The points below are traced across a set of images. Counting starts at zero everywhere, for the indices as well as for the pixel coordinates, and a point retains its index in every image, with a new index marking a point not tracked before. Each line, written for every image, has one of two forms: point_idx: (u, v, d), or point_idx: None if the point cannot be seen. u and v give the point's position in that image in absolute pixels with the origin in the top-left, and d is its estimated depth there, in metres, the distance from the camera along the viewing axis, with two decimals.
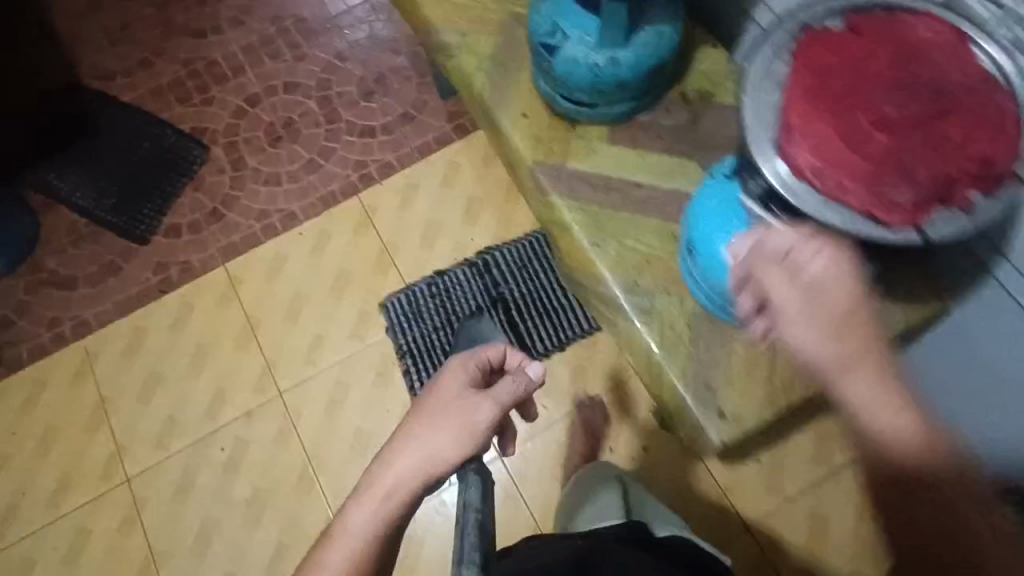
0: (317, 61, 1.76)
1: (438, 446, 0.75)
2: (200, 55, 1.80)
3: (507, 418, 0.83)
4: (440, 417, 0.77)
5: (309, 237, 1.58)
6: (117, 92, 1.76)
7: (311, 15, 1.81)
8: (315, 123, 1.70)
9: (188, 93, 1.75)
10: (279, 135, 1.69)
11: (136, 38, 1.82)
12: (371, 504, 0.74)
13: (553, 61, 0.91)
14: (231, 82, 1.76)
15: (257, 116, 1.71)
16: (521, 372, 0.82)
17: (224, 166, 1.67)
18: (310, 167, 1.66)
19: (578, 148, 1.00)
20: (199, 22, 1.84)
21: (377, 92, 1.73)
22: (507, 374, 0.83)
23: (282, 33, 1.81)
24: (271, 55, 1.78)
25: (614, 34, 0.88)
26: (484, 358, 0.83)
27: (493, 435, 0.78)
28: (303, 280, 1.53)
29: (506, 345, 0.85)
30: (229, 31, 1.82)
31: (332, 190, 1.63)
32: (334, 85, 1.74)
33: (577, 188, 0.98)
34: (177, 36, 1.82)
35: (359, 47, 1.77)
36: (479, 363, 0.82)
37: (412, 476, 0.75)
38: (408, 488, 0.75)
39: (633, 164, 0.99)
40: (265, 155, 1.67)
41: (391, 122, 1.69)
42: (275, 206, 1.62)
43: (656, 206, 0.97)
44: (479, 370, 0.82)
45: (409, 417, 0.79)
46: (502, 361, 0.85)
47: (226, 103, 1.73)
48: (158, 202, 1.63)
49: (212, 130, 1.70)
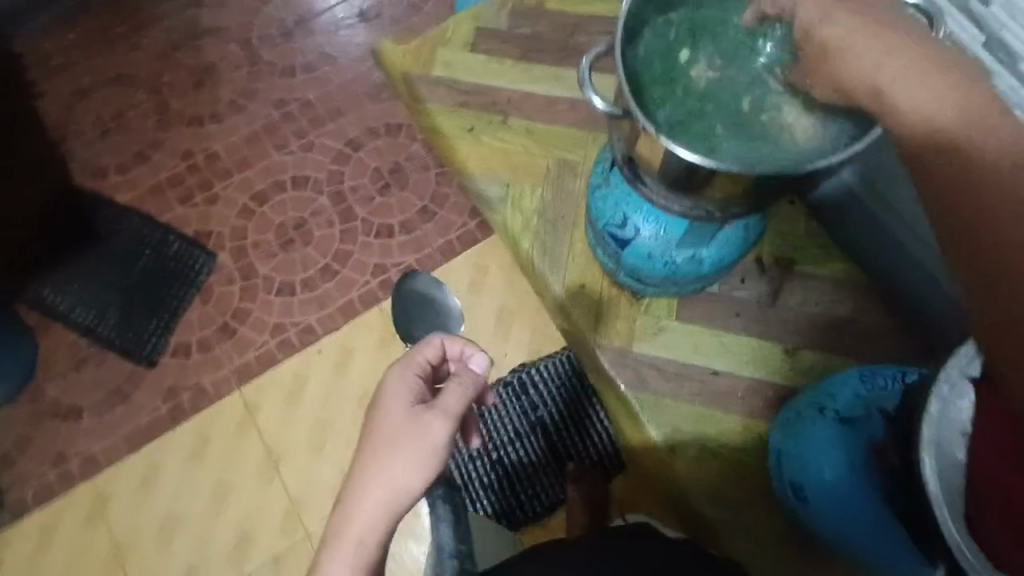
0: (327, 151, 1.64)
1: (399, 476, 0.71)
2: (200, 146, 1.66)
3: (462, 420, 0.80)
4: (393, 447, 0.72)
5: (330, 354, 1.47)
6: (112, 192, 1.63)
7: (318, 99, 1.68)
8: (329, 222, 1.58)
9: (190, 191, 1.63)
10: (291, 238, 1.57)
11: (127, 129, 1.68)
12: (342, 566, 0.68)
13: (624, 248, 1.04)
14: (235, 177, 1.63)
15: (266, 215, 1.59)
16: (465, 372, 0.80)
17: (233, 274, 1.55)
18: (326, 273, 1.54)
19: (646, 329, 1.17)
20: (195, 107, 1.69)
21: (393, 184, 1.60)
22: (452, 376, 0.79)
23: (287, 119, 1.67)
24: (277, 145, 1.65)
25: (697, 237, 0.98)
26: (422, 362, 0.80)
27: (451, 450, 0.75)
28: (328, 402, 1.44)
29: (442, 340, 0.83)
30: (228, 117, 1.68)
31: (351, 299, 1.52)
32: (346, 177, 1.61)
33: (648, 368, 1.16)
34: (172, 124, 1.68)
35: (371, 133, 1.64)
36: (418, 371, 0.80)
37: (375, 519, 0.70)
38: (376, 533, 0.70)
39: (693, 348, 1.16)
40: (277, 261, 1.56)
41: (410, 219, 1.57)
42: (290, 319, 1.51)
43: (723, 387, 1.15)
44: (420, 376, 0.79)
45: (360, 453, 0.74)
46: (442, 357, 0.83)
47: (231, 202, 1.61)
48: (165, 319, 1.52)
49: (219, 233, 1.59)
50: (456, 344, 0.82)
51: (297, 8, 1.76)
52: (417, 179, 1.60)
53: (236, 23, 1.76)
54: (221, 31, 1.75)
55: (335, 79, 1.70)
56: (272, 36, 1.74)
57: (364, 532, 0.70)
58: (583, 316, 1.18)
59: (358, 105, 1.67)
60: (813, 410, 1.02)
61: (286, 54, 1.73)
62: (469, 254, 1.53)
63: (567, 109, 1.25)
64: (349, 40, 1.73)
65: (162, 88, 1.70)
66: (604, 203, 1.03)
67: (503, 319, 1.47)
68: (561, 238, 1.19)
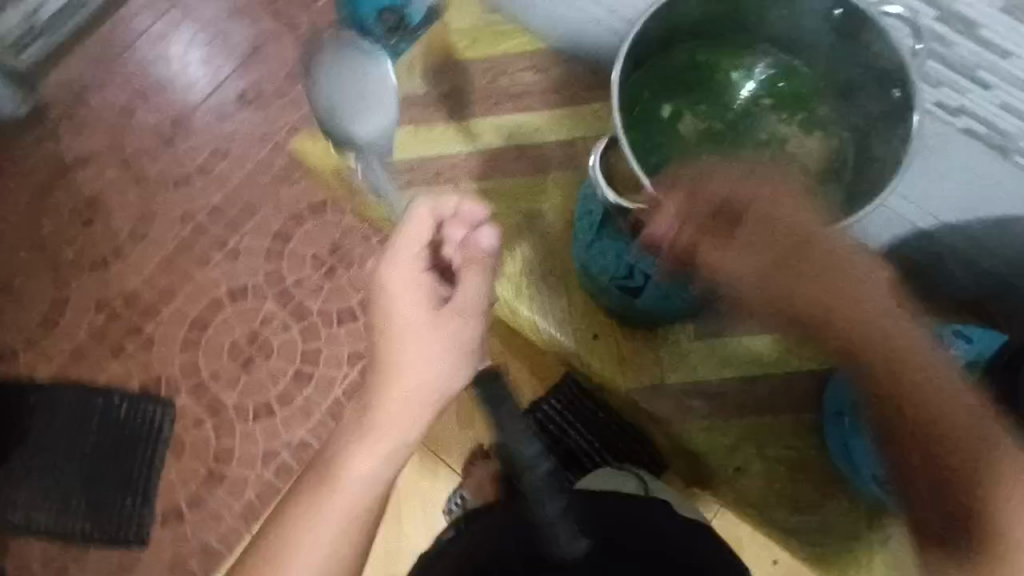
0: (255, 251, 1.47)
1: (431, 371, 0.71)
2: (111, 289, 1.47)
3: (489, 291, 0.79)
4: (420, 338, 0.71)
5: None
6: (31, 371, 1.44)
7: (225, 198, 1.50)
8: (284, 327, 1.45)
9: (118, 342, 1.45)
10: (249, 356, 1.44)
11: (22, 296, 1.47)
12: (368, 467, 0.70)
13: (640, 299, 0.83)
14: (164, 311, 1.46)
15: (214, 341, 1.44)
16: (471, 242, 0.74)
17: (201, 414, 1.42)
18: (300, 381, 1.42)
19: (670, 363, 0.87)
20: (90, 249, 1.49)
21: (339, 265, 1.46)
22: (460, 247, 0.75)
23: (199, 232, 1.49)
24: (198, 262, 1.48)
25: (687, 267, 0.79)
26: (425, 230, 0.74)
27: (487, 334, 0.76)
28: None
29: (433, 201, 0.74)
30: (132, 250, 1.49)
31: (336, 399, 1.40)
32: (287, 274, 1.46)
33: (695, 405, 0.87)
34: (71, 276, 1.48)
35: (297, 219, 1.48)
36: (420, 244, 0.73)
37: (402, 421, 0.71)
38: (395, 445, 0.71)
39: (721, 364, 0.87)
40: (243, 385, 1.43)
41: (369, 295, 1.44)
42: (279, 442, 1.39)
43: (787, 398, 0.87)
44: (423, 249, 0.74)
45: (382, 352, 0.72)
46: (444, 226, 0.76)
47: (170, 340, 1.45)
48: (142, 491, 1.38)
49: (168, 377, 1.43)
50: (451, 206, 0.74)
51: (168, 106, 1.55)
52: (362, 251, 1.46)
53: (104, 142, 1.53)
54: (89, 157, 1.53)
55: (238, 173, 1.51)
56: (151, 146, 1.53)
57: (369, 466, 0.70)
58: (603, 373, 0.88)
59: (272, 193, 1.49)
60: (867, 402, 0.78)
61: (173, 162, 1.52)
62: None
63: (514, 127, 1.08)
64: (237, 126, 1.53)
65: (46, 240, 1.50)
66: (603, 256, 0.84)
67: None
68: (554, 286, 0.91)
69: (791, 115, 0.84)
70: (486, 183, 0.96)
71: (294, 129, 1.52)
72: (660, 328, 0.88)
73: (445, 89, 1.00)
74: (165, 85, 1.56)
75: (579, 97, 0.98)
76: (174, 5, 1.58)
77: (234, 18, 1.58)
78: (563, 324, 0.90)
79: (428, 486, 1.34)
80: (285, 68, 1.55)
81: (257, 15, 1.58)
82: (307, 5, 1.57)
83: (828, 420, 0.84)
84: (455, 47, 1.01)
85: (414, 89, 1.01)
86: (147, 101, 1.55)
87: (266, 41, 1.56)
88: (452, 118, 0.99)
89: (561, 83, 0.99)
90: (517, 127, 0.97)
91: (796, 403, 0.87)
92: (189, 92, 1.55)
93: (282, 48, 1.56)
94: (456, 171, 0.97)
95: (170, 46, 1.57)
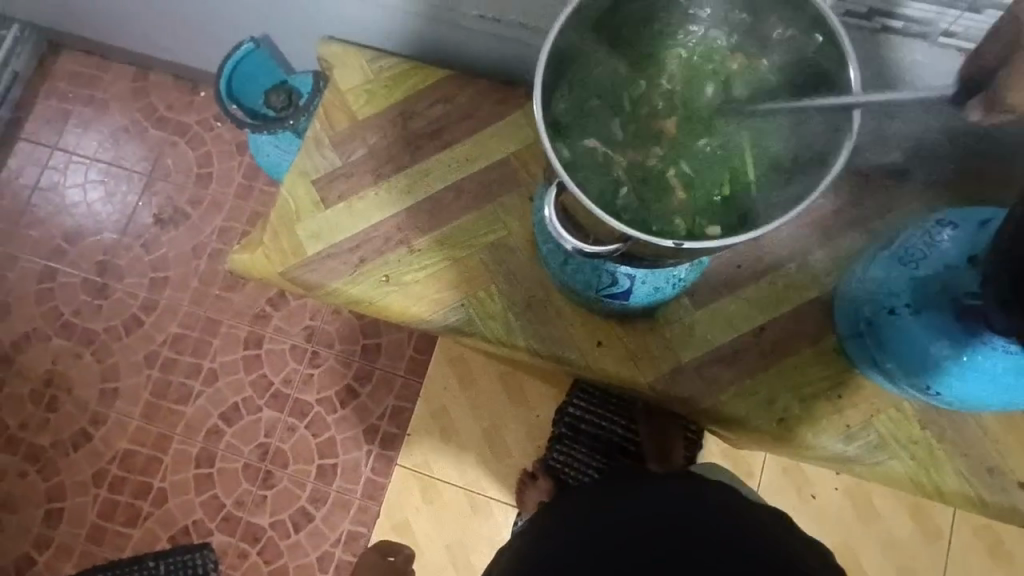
0: (233, 365, 1.41)
1: None
2: (103, 456, 1.39)
3: (400, 564, 1.30)
4: None
5: (393, 540, 1.32)
6: (55, 571, 1.34)
7: (183, 323, 1.42)
8: (289, 429, 1.39)
9: (132, 506, 1.37)
10: (268, 471, 1.37)
11: (16, 501, 1.37)
12: None
13: (629, 299, 0.78)
14: (166, 458, 1.39)
15: (227, 469, 1.38)
16: (394, 545, 1.32)
17: (242, 546, 1.35)
18: (325, 475, 1.37)
19: (679, 340, 0.86)
20: (66, 426, 1.39)
21: (321, 348, 1.41)
22: (393, 549, 1.31)
23: (170, 367, 1.41)
24: (181, 397, 1.40)
25: (655, 277, 0.73)
26: (375, 540, 1.32)
27: None
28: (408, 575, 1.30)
29: (381, 531, 1.33)
30: (109, 412, 1.40)
31: (368, 479, 1.36)
32: (272, 376, 1.40)
33: (717, 374, 0.85)
34: (58, 461, 1.38)
35: (262, 318, 1.42)
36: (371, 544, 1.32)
37: None
38: None
39: (726, 325, 0.86)
40: (272, 502, 1.36)
41: (361, 365, 1.40)
42: (327, 541, 1.34)
43: (796, 337, 0.85)
44: (372, 546, 1.32)
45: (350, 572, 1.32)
46: (383, 542, 1.32)
47: (183, 485, 1.38)
48: None
49: (196, 522, 1.36)
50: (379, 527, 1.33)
51: (90, 254, 1.45)
52: (337, 326, 1.41)
53: (38, 316, 1.43)
54: (28, 336, 1.42)
55: (185, 295, 1.43)
56: (88, 300, 1.44)
57: None
58: (620, 376, 0.87)
59: (226, 303, 1.43)
60: (884, 316, 0.75)
61: (116, 308, 1.43)
62: (438, 352, 1.39)
63: (429, 140, 0.95)
64: (166, 249, 1.45)
65: (18, 436, 1.39)
66: (582, 274, 0.76)
67: (512, 387, 1.35)
68: (542, 315, 0.88)
69: (694, 78, 0.66)
70: (440, 231, 0.92)
71: (224, 231, 1.45)
72: (656, 313, 0.86)
73: (361, 153, 0.95)
74: (77, 234, 1.46)
75: (494, 112, 0.95)
76: (57, 151, 1.49)
77: (124, 141, 1.49)
78: (563, 341, 0.88)
79: (489, 524, 1.32)
80: (191, 174, 1.48)
81: (144, 131, 1.50)
82: (189, 103, 1.50)
83: (848, 343, 0.82)
84: (354, 105, 0.96)
85: (330, 164, 0.95)
86: (65, 257, 1.45)
87: (163, 153, 1.49)
88: (380, 179, 0.94)
89: (472, 104, 0.95)
90: (447, 165, 0.94)
91: (811, 334, 0.85)
92: (105, 232, 1.46)
93: (181, 154, 1.48)
94: (404, 231, 0.92)
95: (68, 192, 1.48)
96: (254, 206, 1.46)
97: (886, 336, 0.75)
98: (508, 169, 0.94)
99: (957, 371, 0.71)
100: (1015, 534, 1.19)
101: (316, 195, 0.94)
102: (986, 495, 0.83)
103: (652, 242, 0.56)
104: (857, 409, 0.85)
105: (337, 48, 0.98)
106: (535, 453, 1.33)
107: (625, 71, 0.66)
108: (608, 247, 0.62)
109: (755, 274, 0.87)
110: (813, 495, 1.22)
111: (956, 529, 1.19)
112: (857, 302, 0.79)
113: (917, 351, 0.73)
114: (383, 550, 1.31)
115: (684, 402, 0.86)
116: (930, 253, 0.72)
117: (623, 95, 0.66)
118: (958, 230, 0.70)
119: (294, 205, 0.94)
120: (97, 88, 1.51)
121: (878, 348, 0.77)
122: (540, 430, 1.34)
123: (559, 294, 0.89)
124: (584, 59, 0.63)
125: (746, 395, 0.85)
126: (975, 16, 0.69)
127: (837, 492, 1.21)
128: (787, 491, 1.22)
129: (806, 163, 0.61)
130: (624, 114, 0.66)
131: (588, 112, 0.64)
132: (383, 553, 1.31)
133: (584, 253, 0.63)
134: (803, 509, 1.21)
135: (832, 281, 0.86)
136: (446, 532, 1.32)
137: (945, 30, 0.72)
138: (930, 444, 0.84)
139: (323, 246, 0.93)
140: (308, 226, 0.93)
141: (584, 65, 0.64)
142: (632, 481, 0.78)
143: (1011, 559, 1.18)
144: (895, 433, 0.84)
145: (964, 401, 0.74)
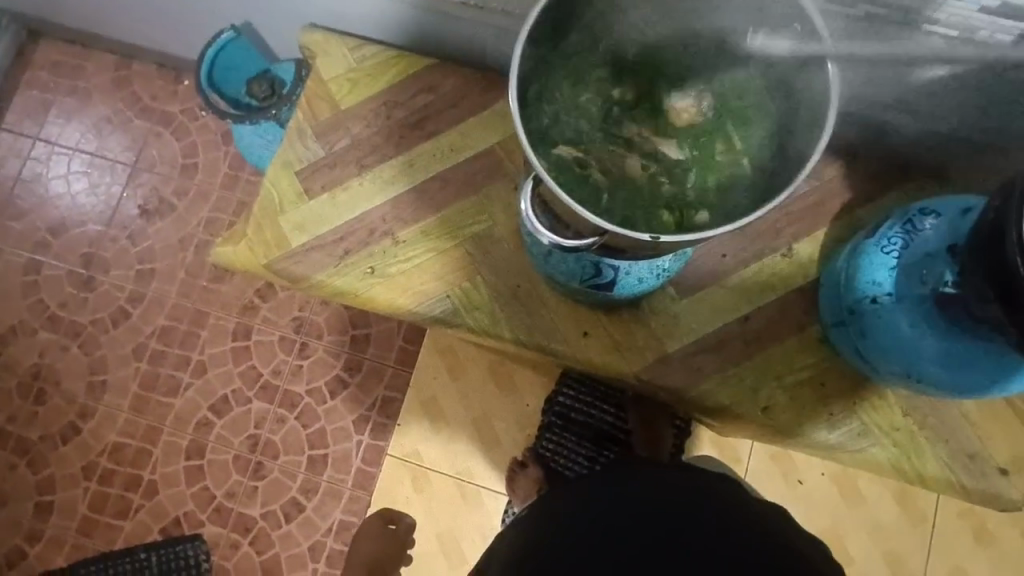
0: (222, 357, 1.40)
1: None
2: (92, 449, 1.38)
3: (402, 534, 1.31)
4: (358, 553, 1.30)
5: (395, 507, 1.33)
6: (46, 563, 1.34)
7: (171, 316, 1.42)
8: (279, 420, 1.38)
9: (123, 499, 1.37)
10: (258, 462, 1.37)
11: (5, 495, 1.36)
12: None
13: (613, 290, 0.78)
14: (156, 450, 1.38)
15: (217, 460, 1.38)
16: (397, 515, 1.32)
17: (233, 537, 1.35)
18: (316, 465, 1.37)
19: (664, 329, 0.86)
20: (54, 419, 1.39)
21: (310, 339, 1.40)
22: (395, 519, 1.32)
23: (158, 359, 1.40)
24: (170, 389, 1.40)
25: (639, 269, 0.73)
26: (379, 510, 1.33)
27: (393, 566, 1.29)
28: (407, 545, 1.31)
29: (385, 502, 1.34)
30: (98, 405, 1.39)
31: (359, 468, 1.36)
32: (261, 367, 1.40)
33: (702, 363, 0.86)
34: (47, 454, 1.37)
35: (250, 310, 1.41)
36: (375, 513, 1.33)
37: None
38: None
39: (711, 314, 0.86)
40: (263, 493, 1.36)
41: (350, 356, 1.39)
42: (319, 531, 1.35)
43: (781, 326, 0.86)
44: (374, 516, 1.32)
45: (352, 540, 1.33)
46: (387, 513, 1.32)
47: (173, 477, 1.37)
48: None
49: (187, 514, 1.36)
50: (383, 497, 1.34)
51: (75, 246, 1.44)
52: (327, 317, 1.41)
53: (24, 309, 1.41)
54: (14, 329, 1.41)
55: (172, 287, 1.42)
56: (74, 292, 1.42)
57: None
58: (606, 366, 0.87)
59: (214, 295, 1.42)
60: (867, 305, 0.75)
61: (103, 300, 1.42)
62: (428, 343, 1.39)
63: (414, 129, 0.94)
64: (153, 241, 1.44)
65: (6, 430, 1.38)
66: (566, 265, 0.76)
67: (502, 377, 1.35)
68: (528, 306, 0.88)
69: (669, 78, 0.67)
70: (424, 222, 0.91)
71: (210, 222, 1.44)
72: (641, 304, 0.87)
73: (345, 143, 0.94)
74: (62, 226, 1.44)
75: (479, 102, 0.94)
76: (39, 142, 1.47)
77: (108, 131, 1.47)
78: (549, 331, 0.88)
79: (480, 512, 1.33)
80: (176, 164, 1.46)
81: (127, 121, 1.47)
82: (173, 92, 1.48)
83: (832, 332, 0.83)
84: (337, 95, 0.95)
85: (314, 154, 0.94)
86: (50, 250, 1.43)
87: (147, 143, 1.47)
88: (365, 170, 0.93)
89: (456, 94, 0.94)
90: (432, 155, 0.93)
91: (795, 322, 0.86)
92: (90, 224, 1.44)
93: (165, 145, 1.47)
94: (389, 223, 0.92)
95: (51, 184, 1.46)
96: (240, 197, 1.44)
97: (869, 326, 0.76)
98: (494, 159, 0.93)
99: (938, 360, 0.72)
100: (999, 518, 1.21)
101: (300, 186, 0.93)
102: (966, 480, 0.85)
103: (631, 236, 0.55)
104: (842, 399, 0.86)
105: (318, 36, 0.96)
106: (525, 442, 1.33)
107: (606, 64, 0.66)
108: (587, 241, 0.61)
109: (739, 263, 0.87)
110: (799, 481, 1.23)
111: (940, 513, 1.21)
112: (839, 294, 0.80)
113: (899, 340, 0.73)
114: (385, 521, 1.31)
115: (670, 391, 0.86)
116: (914, 243, 0.73)
117: (599, 97, 0.67)
118: (941, 219, 0.72)
119: (277, 197, 0.93)
120: (79, 77, 1.48)
121: (860, 338, 0.78)
122: (529, 419, 1.34)
123: (544, 285, 0.89)
124: (556, 59, 0.64)
125: (730, 384, 0.85)
126: (958, 3, 0.68)
127: (823, 478, 1.23)
128: (774, 477, 1.23)
129: (780, 162, 0.62)
130: (605, 109, 0.66)
131: (567, 105, 0.65)
132: (386, 522, 1.31)
133: (561, 247, 0.62)
134: (790, 494, 1.23)
135: (814, 270, 0.87)
136: (437, 520, 1.33)
137: (930, 18, 0.71)
138: (913, 431, 0.86)
139: (308, 238, 0.92)
140: (292, 218, 0.92)
141: (555, 69, 0.64)
142: (631, 478, 0.76)
143: (994, 541, 1.20)
144: (879, 421, 0.86)
145: (944, 391, 0.75)
